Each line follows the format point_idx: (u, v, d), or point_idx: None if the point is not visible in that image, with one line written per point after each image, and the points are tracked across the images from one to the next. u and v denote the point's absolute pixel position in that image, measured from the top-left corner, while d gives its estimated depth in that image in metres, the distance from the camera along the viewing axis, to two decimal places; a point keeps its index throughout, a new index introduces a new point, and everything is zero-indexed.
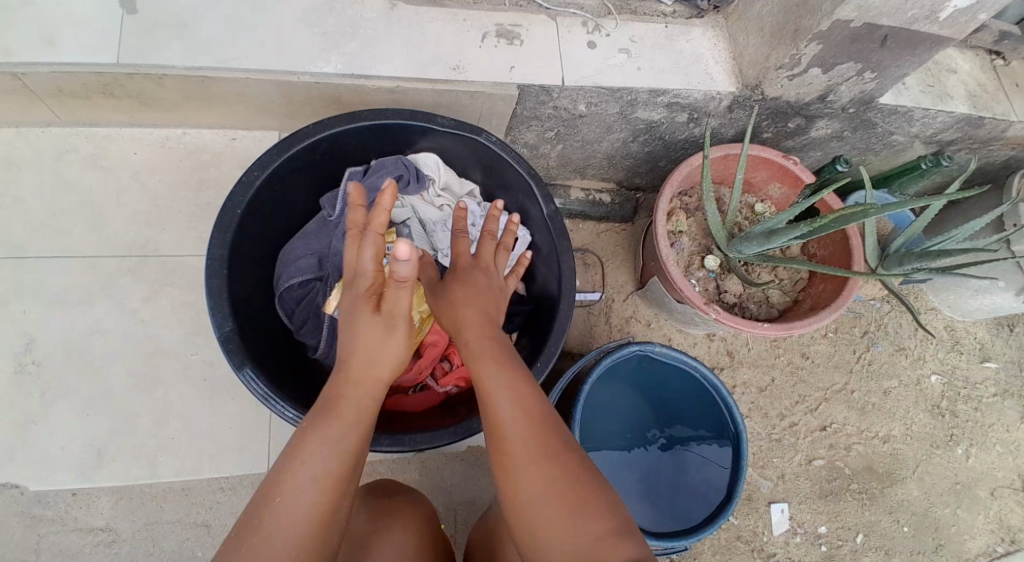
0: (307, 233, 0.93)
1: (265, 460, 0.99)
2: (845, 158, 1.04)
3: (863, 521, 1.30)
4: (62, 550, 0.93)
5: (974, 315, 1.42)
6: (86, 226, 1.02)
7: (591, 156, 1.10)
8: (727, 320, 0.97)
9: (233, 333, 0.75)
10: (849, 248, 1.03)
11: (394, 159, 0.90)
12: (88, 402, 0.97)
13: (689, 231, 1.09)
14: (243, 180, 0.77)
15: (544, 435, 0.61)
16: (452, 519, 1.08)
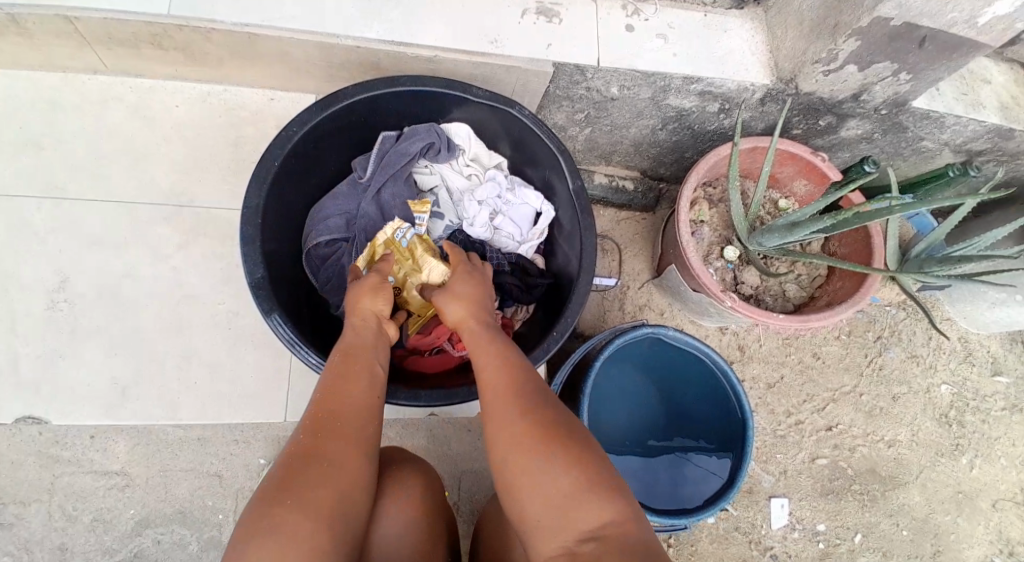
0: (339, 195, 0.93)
1: (281, 409, 1.02)
2: (873, 158, 1.03)
3: (863, 522, 1.30)
4: (75, 490, 0.96)
5: (989, 328, 1.41)
6: (117, 171, 1.04)
7: (618, 141, 1.10)
8: (743, 309, 0.97)
9: (264, 280, 0.75)
10: (870, 247, 1.03)
11: (427, 127, 0.91)
12: (112, 340, 0.99)
13: (711, 222, 1.10)
14: (281, 134, 0.78)
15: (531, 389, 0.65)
16: (455, 488, 1.10)
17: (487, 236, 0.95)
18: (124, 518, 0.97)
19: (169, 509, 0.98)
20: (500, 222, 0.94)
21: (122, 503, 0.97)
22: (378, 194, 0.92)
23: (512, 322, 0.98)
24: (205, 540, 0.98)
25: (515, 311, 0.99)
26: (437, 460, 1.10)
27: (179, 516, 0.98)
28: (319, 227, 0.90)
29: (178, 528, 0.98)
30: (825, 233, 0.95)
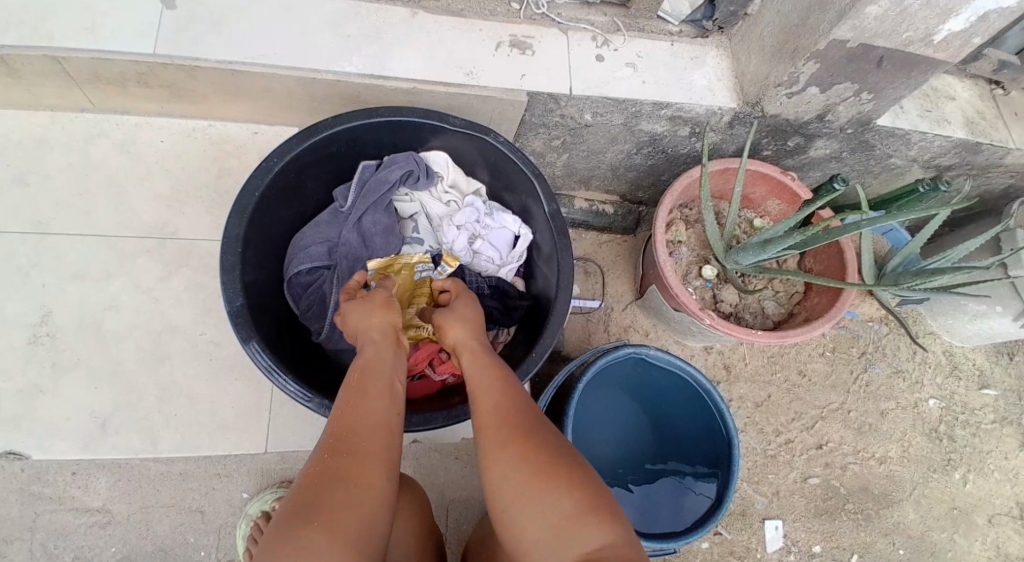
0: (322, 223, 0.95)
1: (264, 440, 1.01)
2: (842, 176, 1.07)
3: (859, 543, 1.29)
4: (56, 529, 0.95)
5: (972, 340, 1.43)
6: (100, 206, 1.05)
7: (595, 166, 1.13)
8: (722, 326, 0.99)
9: (243, 308, 0.77)
10: (844, 261, 1.04)
11: (406, 155, 0.94)
12: (93, 373, 0.99)
13: (688, 241, 1.12)
14: (261, 166, 0.81)
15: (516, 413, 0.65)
16: (443, 517, 1.09)
17: (468, 260, 0.99)
18: (106, 556, 0.95)
19: (150, 547, 0.96)
20: (480, 247, 0.99)
21: (103, 541, 0.96)
22: (360, 220, 0.93)
23: (494, 346, 0.99)
24: None
25: (497, 334, 0.99)
26: (424, 489, 1.09)
27: (160, 553, 0.96)
28: (303, 254, 0.91)
29: None
30: (798, 250, 0.97)
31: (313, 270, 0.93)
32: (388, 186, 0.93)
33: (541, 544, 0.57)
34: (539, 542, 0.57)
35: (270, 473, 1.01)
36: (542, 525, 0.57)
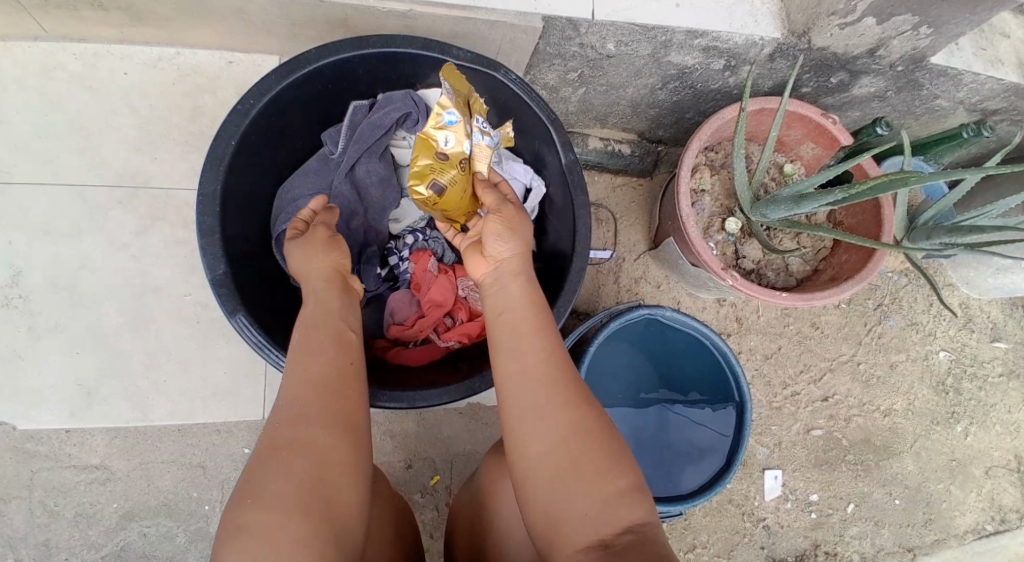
0: (310, 171, 0.88)
1: (260, 406, 1.00)
2: (886, 120, 0.95)
3: (856, 492, 1.30)
4: (55, 486, 0.95)
5: (990, 294, 1.37)
6: (65, 151, 0.98)
7: (614, 102, 1.02)
8: (745, 288, 0.92)
9: (226, 276, 0.72)
10: (880, 218, 0.97)
11: (403, 94, 0.84)
12: (73, 339, 0.96)
13: (713, 190, 1.03)
14: (237, 108, 0.73)
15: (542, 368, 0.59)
16: (447, 470, 1.07)
17: None
18: (108, 512, 0.96)
19: (153, 502, 0.97)
20: None
21: (104, 497, 0.96)
22: (353, 169, 0.86)
23: None
24: (192, 531, 0.97)
25: None
26: (429, 443, 1.07)
27: (163, 509, 0.97)
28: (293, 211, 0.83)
29: (163, 521, 0.97)
30: (835, 206, 0.88)
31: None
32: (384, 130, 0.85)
33: (574, 516, 0.52)
34: (572, 515, 0.52)
35: None
36: (579, 494, 0.53)
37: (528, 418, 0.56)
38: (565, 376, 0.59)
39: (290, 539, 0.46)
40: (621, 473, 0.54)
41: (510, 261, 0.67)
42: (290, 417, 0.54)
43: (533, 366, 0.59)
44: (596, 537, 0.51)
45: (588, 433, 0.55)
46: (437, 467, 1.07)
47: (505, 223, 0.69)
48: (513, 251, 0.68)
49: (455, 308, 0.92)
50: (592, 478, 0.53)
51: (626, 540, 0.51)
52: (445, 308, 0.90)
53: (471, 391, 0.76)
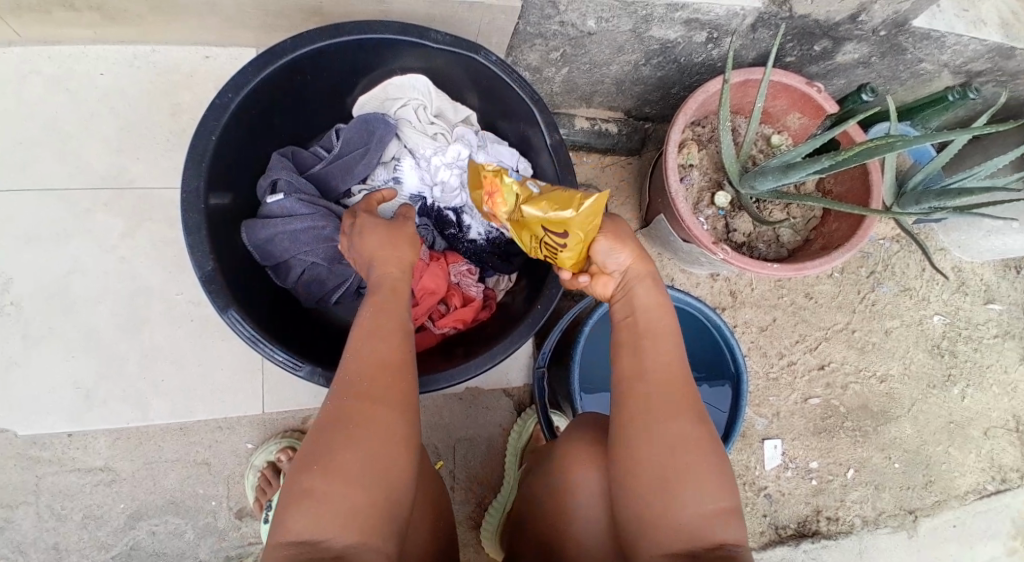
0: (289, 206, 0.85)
1: (260, 400, 1.00)
2: (871, 86, 0.95)
3: (855, 457, 1.32)
4: (62, 489, 0.96)
5: (982, 256, 1.36)
6: (50, 154, 0.98)
7: (598, 81, 1.01)
8: (736, 262, 0.92)
9: (214, 272, 0.74)
10: (867, 185, 0.97)
11: (356, 129, 0.89)
12: (68, 342, 0.96)
13: (700, 164, 1.03)
14: (216, 102, 0.73)
15: (659, 378, 0.59)
16: (449, 455, 1.08)
17: (462, 200, 0.94)
18: (116, 512, 0.97)
19: (160, 501, 0.98)
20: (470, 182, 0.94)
21: (111, 499, 0.97)
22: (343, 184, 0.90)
23: (495, 294, 0.96)
24: (200, 527, 0.98)
25: (497, 281, 0.97)
26: (430, 430, 1.08)
27: (170, 507, 0.98)
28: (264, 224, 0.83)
29: (171, 519, 0.98)
30: (822, 174, 0.89)
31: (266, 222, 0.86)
32: (360, 150, 0.90)
33: (668, 522, 0.54)
34: (665, 518, 0.54)
35: (271, 423, 1.01)
36: (680, 504, 0.54)
37: (644, 417, 0.57)
38: (682, 384, 0.59)
39: (346, 515, 0.49)
40: (718, 496, 0.55)
41: (632, 268, 0.67)
42: (357, 393, 0.54)
43: (650, 367, 0.60)
44: (685, 546, 0.53)
45: (701, 451, 0.56)
46: (439, 453, 1.08)
47: (613, 235, 0.68)
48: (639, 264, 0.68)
49: (448, 295, 0.92)
50: (694, 491, 0.54)
51: (715, 556, 0.53)
52: (438, 295, 0.89)
53: (467, 374, 0.78)
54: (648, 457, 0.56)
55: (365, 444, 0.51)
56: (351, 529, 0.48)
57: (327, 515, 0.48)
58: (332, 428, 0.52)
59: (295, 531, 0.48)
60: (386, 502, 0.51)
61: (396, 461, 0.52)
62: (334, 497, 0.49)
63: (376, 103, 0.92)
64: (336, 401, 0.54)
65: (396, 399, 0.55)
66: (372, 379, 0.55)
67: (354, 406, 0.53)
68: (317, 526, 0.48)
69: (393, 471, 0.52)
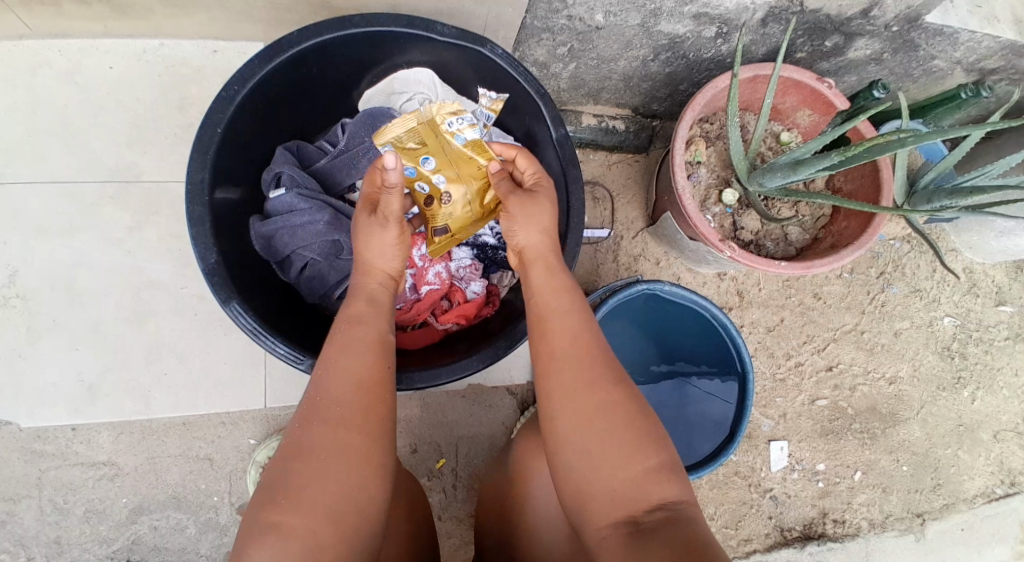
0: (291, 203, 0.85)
1: (262, 395, 1.00)
2: (883, 82, 0.92)
3: (863, 460, 1.30)
4: (64, 483, 0.96)
5: (994, 257, 1.34)
6: (56, 148, 0.98)
7: (605, 77, 1.00)
8: (744, 259, 0.91)
9: (219, 265, 0.74)
10: (879, 182, 0.96)
11: (360, 123, 0.89)
12: (71, 335, 0.96)
13: (709, 161, 1.02)
14: (221, 95, 0.73)
15: (581, 357, 0.61)
16: (453, 452, 1.08)
17: None
18: (118, 506, 0.97)
19: (163, 495, 0.98)
20: None
21: (116, 493, 0.97)
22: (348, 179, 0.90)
23: (499, 290, 0.95)
24: (202, 522, 0.98)
25: (501, 277, 0.96)
26: (433, 427, 1.08)
27: (174, 501, 0.98)
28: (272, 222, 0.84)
29: (173, 514, 0.98)
30: (833, 170, 0.87)
31: (269, 218, 0.86)
32: (365, 142, 0.90)
33: (605, 493, 0.55)
34: (604, 490, 0.55)
35: (275, 419, 1.00)
36: (613, 473, 0.55)
37: (568, 397, 0.59)
38: (601, 357, 0.61)
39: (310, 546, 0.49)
40: (651, 452, 0.56)
41: (543, 244, 0.71)
42: (308, 418, 0.55)
43: (569, 348, 0.62)
44: (626, 513, 0.54)
45: (629, 415, 0.57)
46: (442, 451, 1.08)
47: (520, 216, 0.71)
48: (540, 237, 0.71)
49: (449, 290, 0.93)
50: (626, 457, 0.55)
51: (660, 516, 0.53)
52: (439, 289, 0.91)
53: (469, 370, 0.77)
54: (580, 439, 0.57)
55: (317, 464, 0.52)
56: (316, 559, 0.49)
57: (293, 550, 0.49)
58: (286, 463, 0.53)
59: None
60: (348, 521, 0.52)
61: (353, 476, 0.53)
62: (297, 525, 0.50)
63: (381, 97, 0.92)
64: (292, 433, 0.55)
65: (341, 413, 0.55)
66: (321, 399, 0.56)
67: (306, 432, 0.54)
68: None
69: (352, 490, 0.53)
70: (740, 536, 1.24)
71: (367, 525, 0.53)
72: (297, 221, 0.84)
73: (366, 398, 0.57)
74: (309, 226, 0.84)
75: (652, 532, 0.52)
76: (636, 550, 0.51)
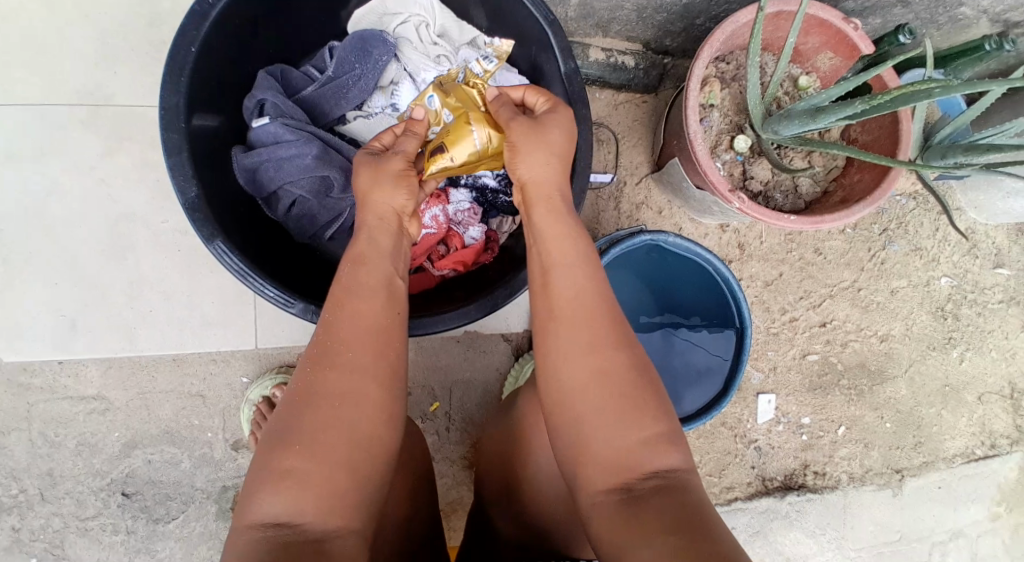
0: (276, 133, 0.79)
1: (253, 335, 0.97)
2: (909, 26, 0.86)
3: (847, 415, 1.32)
4: (54, 417, 0.94)
5: (997, 218, 1.32)
6: (21, 67, 0.91)
7: (617, 5, 0.94)
8: (752, 210, 0.88)
9: (199, 200, 0.70)
10: (897, 134, 0.92)
11: (349, 47, 0.82)
12: (49, 269, 0.93)
13: (722, 105, 0.97)
14: (197, 9, 0.68)
15: (591, 314, 0.58)
16: (444, 397, 1.07)
17: None
18: (111, 441, 0.96)
19: (156, 430, 0.97)
20: None
21: (105, 427, 0.95)
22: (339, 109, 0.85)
23: (498, 236, 0.92)
24: (197, 457, 0.98)
25: (501, 224, 0.92)
26: (424, 371, 1.07)
27: (166, 436, 0.97)
28: (257, 152, 0.80)
29: (167, 448, 0.97)
30: (853, 120, 0.83)
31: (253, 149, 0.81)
32: (356, 70, 0.83)
33: (603, 455, 0.54)
34: (602, 453, 0.54)
35: (266, 356, 0.98)
36: (615, 435, 0.53)
37: (575, 353, 0.56)
38: (611, 317, 0.58)
39: (312, 494, 0.48)
40: (652, 418, 0.54)
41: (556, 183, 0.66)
42: (315, 362, 0.53)
43: (579, 302, 0.58)
44: (620, 479, 0.53)
45: (632, 378, 0.55)
46: (436, 394, 1.07)
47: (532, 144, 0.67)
48: (550, 177, 0.66)
49: (449, 235, 0.90)
50: (628, 421, 0.53)
51: (652, 485, 0.52)
52: (437, 235, 0.88)
53: (465, 319, 0.75)
54: (584, 399, 0.55)
55: (324, 411, 0.51)
56: (318, 506, 0.48)
57: (297, 496, 0.48)
58: (293, 407, 0.51)
59: (265, 516, 0.47)
60: (353, 471, 0.50)
61: (356, 424, 0.51)
62: (301, 471, 0.48)
63: (372, 18, 0.86)
64: (300, 376, 0.53)
65: (345, 360, 0.53)
66: (329, 340, 0.54)
67: (314, 373, 0.53)
68: (285, 508, 0.47)
69: (354, 439, 0.51)
70: (723, 484, 1.27)
71: (375, 476, 0.52)
72: (283, 153, 0.79)
73: (374, 345, 0.55)
74: (296, 158, 0.79)
75: (644, 499, 0.51)
76: (626, 517, 0.50)
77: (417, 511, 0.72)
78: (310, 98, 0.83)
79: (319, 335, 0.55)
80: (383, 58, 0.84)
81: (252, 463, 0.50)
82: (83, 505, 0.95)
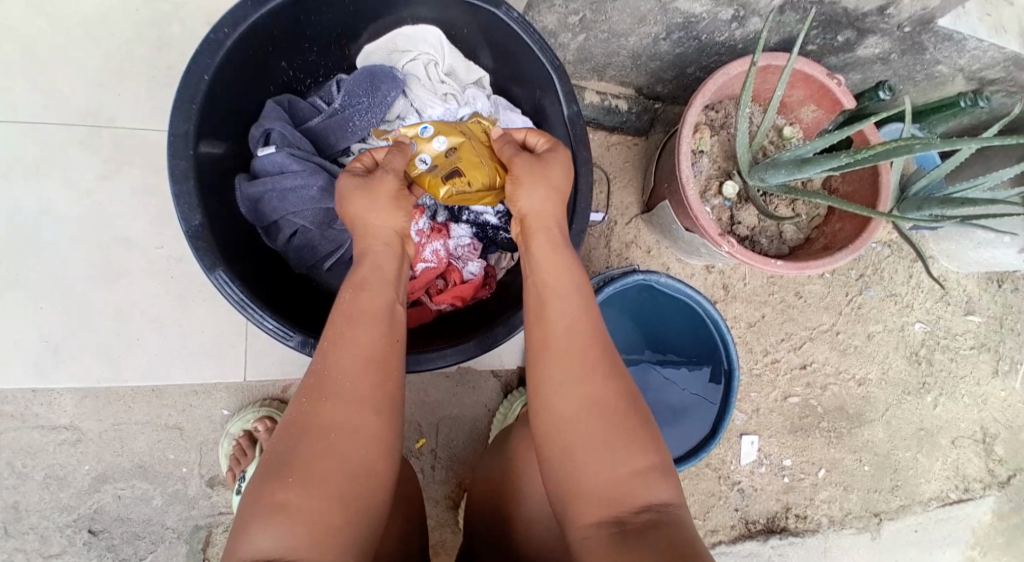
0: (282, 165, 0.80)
1: (243, 367, 0.96)
2: (890, 83, 0.94)
3: (827, 458, 1.33)
4: (25, 447, 0.91)
5: (968, 267, 1.38)
6: (17, 86, 0.90)
7: (614, 52, 0.98)
8: (742, 255, 0.90)
9: (202, 229, 0.69)
10: (877, 186, 0.96)
11: (359, 77, 0.84)
12: (29, 294, 0.90)
13: (711, 152, 1.00)
14: (210, 38, 0.69)
15: (585, 346, 0.58)
16: (429, 433, 1.06)
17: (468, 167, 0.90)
18: (81, 474, 0.92)
19: (129, 464, 0.93)
20: None
21: (76, 459, 0.92)
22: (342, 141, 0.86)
23: (495, 272, 0.93)
24: (171, 493, 0.94)
25: (498, 259, 0.93)
26: (413, 405, 1.05)
27: (139, 470, 0.93)
28: (261, 182, 0.80)
29: (140, 483, 0.93)
30: (837, 171, 0.86)
31: (257, 178, 0.81)
32: (363, 101, 0.84)
33: (596, 488, 0.53)
34: (595, 486, 0.53)
35: (246, 389, 0.96)
36: (608, 468, 0.53)
37: (570, 385, 0.56)
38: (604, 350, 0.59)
39: (307, 524, 0.46)
40: (643, 451, 0.54)
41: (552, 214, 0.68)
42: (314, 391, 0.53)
43: (574, 335, 0.59)
44: (613, 513, 0.52)
45: (625, 410, 0.56)
46: (423, 430, 1.05)
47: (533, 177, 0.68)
48: (550, 209, 0.67)
49: (447, 269, 0.90)
50: (621, 453, 0.53)
51: (644, 518, 0.51)
52: (433, 268, 0.88)
53: (462, 356, 0.75)
54: (577, 431, 0.55)
55: (323, 439, 0.50)
56: (312, 539, 0.46)
57: (292, 528, 0.46)
58: (291, 436, 0.50)
59: (257, 551, 0.45)
60: (349, 504, 0.49)
61: (354, 454, 0.50)
62: (297, 501, 0.47)
63: (383, 54, 0.88)
64: (299, 405, 0.52)
65: (344, 388, 0.53)
66: (329, 368, 0.54)
67: (313, 402, 0.52)
68: (279, 540, 0.45)
69: (352, 469, 0.50)
70: (708, 526, 1.26)
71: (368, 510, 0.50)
72: (287, 184, 0.79)
73: (373, 374, 0.54)
74: (301, 190, 0.80)
75: (636, 532, 0.50)
76: (619, 551, 0.49)
77: (408, 542, 0.70)
78: (315, 127, 0.84)
79: (319, 364, 0.55)
80: (393, 94, 0.86)
81: (246, 496, 0.48)
82: (49, 542, 0.91)
